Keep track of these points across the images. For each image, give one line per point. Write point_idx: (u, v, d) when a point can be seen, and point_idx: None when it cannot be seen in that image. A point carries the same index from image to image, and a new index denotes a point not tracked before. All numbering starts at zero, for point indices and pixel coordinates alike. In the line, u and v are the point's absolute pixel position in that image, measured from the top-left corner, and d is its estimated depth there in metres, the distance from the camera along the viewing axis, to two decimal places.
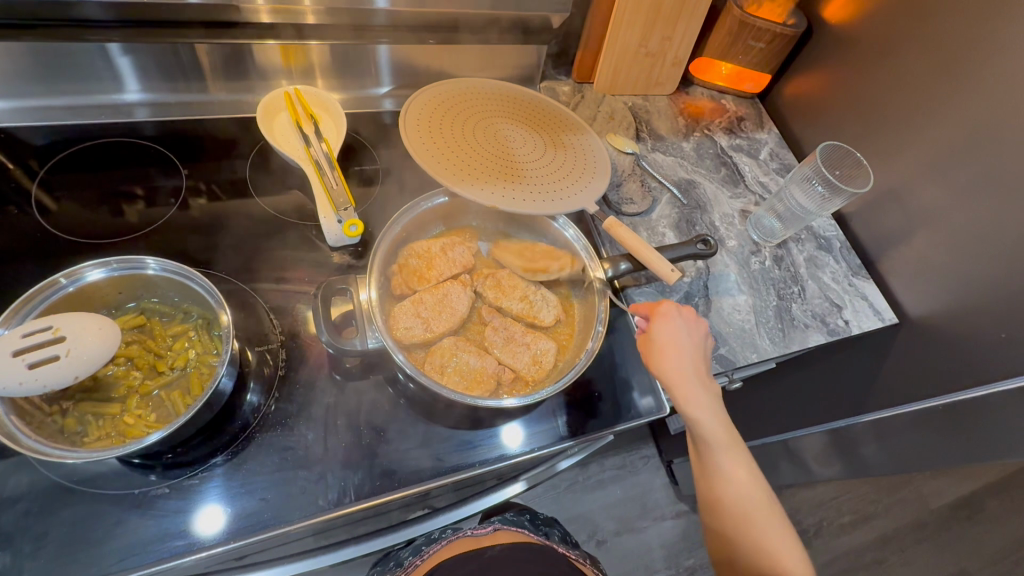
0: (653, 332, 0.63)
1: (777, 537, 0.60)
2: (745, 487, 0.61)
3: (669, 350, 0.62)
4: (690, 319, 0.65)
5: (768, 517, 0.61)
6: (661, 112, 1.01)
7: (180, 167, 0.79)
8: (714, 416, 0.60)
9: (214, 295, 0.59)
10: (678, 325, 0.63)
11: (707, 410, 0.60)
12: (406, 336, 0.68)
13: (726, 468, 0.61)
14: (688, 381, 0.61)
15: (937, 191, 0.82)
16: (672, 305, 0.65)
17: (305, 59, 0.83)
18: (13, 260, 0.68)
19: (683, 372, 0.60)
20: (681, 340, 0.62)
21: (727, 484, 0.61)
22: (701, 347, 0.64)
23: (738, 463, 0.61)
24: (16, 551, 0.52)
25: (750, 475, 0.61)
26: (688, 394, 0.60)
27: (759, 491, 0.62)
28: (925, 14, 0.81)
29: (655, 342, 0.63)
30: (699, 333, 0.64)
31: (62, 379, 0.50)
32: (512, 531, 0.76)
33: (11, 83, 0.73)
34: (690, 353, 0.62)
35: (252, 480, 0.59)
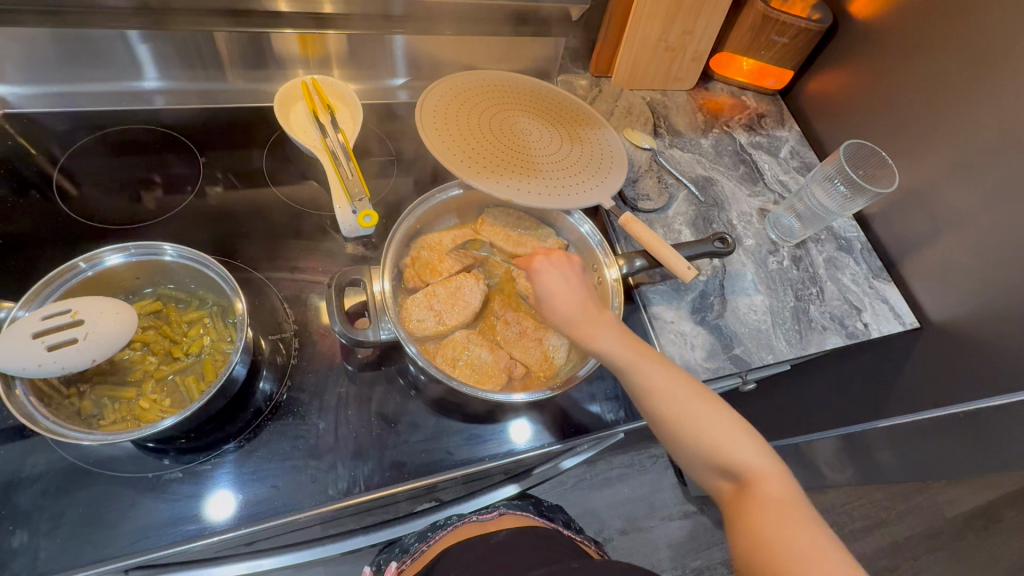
0: (535, 292, 0.59)
1: (723, 431, 0.54)
2: (668, 394, 0.56)
3: (559, 301, 0.59)
4: (562, 262, 0.61)
5: (710, 413, 0.55)
6: (679, 108, 1.00)
7: (198, 155, 0.79)
8: (615, 344, 0.57)
9: (228, 283, 0.59)
10: (554, 275, 0.59)
11: (608, 339, 0.57)
12: (418, 328, 0.68)
13: (642, 382, 0.56)
14: (585, 325, 0.58)
15: (964, 193, 0.80)
16: (540, 256, 0.60)
17: (322, 49, 0.83)
18: (35, 244, 0.69)
19: (574, 316, 0.58)
20: (564, 287, 0.59)
21: (653, 399, 0.56)
22: (576, 282, 0.60)
23: (654, 375, 0.56)
24: (33, 529, 0.53)
25: (670, 381, 0.56)
26: (591, 332, 0.58)
27: (690, 391, 0.56)
28: (957, 9, 0.79)
29: (538, 294, 0.59)
30: (576, 273, 0.61)
31: (79, 362, 0.51)
32: (517, 516, 0.77)
33: (35, 70, 0.74)
34: (577, 295, 0.59)
35: (264, 467, 0.59)
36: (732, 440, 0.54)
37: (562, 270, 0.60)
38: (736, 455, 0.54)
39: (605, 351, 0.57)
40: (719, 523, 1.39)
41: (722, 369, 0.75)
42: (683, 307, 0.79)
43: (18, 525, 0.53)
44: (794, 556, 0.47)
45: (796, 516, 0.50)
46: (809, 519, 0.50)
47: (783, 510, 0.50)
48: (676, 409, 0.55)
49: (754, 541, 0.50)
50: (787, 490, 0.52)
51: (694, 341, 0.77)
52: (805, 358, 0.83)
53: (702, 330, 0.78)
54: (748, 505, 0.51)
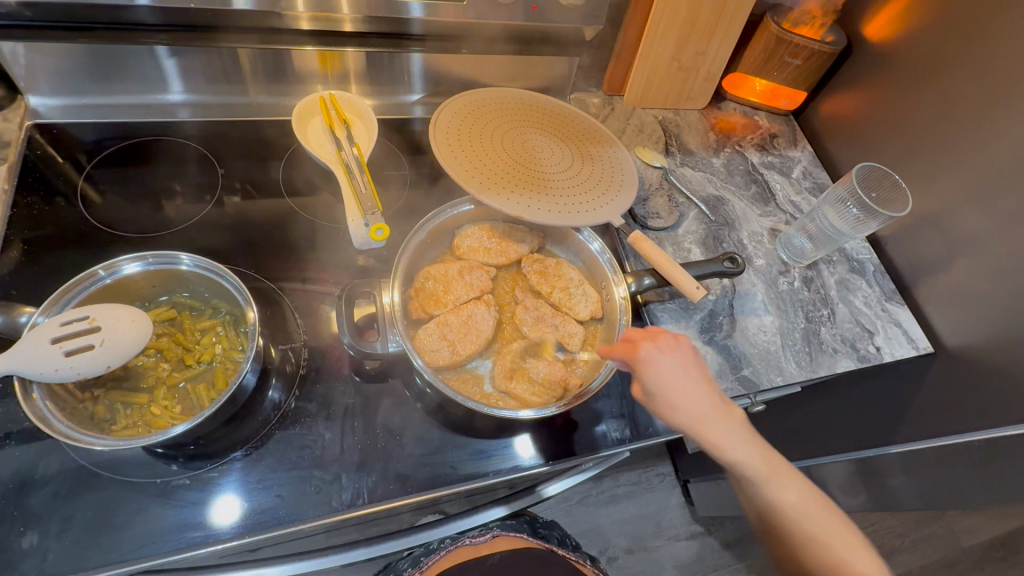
0: (647, 385, 0.55)
1: (846, 545, 0.53)
2: (801, 509, 0.53)
3: (676, 398, 0.54)
4: (671, 346, 0.57)
5: (832, 524, 0.54)
6: (691, 127, 1.00)
7: (217, 167, 0.81)
8: (746, 447, 0.53)
9: (242, 293, 0.60)
10: (665, 364, 0.56)
11: (734, 442, 0.53)
12: (433, 359, 0.67)
13: (776, 494, 0.53)
14: (707, 422, 0.54)
15: (979, 218, 0.79)
16: (647, 344, 0.57)
17: (341, 66, 0.85)
18: (57, 249, 0.71)
19: (696, 414, 0.54)
20: (680, 382, 0.55)
21: (785, 512, 0.53)
22: (700, 368, 0.56)
23: (790, 487, 0.53)
24: (43, 531, 0.54)
25: (800, 492, 0.54)
26: (714, 437, 0.53)
27: (818, 500, 0.54)
28: (972, 34, 0.79)
29: (656, 394, 0.55)
30: (690, 356, 0.57)
31: (94, 368, 0.52)
32: (512, 538, 0.76)
33: (65, 81, 0.77)
34: (695, 387, 0.55)
35: (270, 476, 0.60)
36: (865, 559, 0.53)
37: (675, 356, 0.56)
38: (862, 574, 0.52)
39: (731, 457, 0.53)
40: (727, 545, 1.36)
41: (730, 390, 0.74)
42: (692, 326, 0.79)
43: (28, 526, 0.54)
44: None
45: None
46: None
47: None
48: (810, 525, 0.53)
49: None
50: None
51: (702, 361, 0.76)
52: (816, 381, 0.82)
53: (711, 350, 0.77)
54: None
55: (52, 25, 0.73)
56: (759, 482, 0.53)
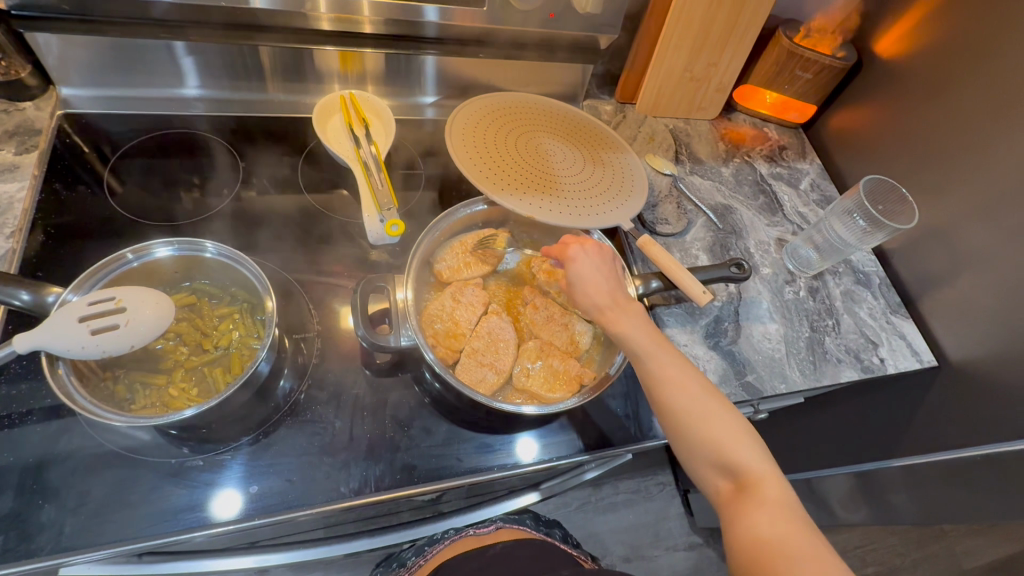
0: (568, 275, 0.63)
1: (732, 438, 0.55)
2: (685, 392, 0.57)
3: (591, 288, 0.62)
4: (596, 252, 0.64)
5: (719, 415, 0.56)
6: (701, 136, 1.02)
7: (238, 161, 0.83)
8: (640, 333, 0.59)
9: (261, 281, 0.62)
10: (588, 263, 0.63)
11: (633, 328, 0.59)
12: (484, 386, 0.68)
13: (661, 373, 0.58)
14: (611, 312, 0.61)
15: (986, 232, 0.80)
16: (577, 244, 0.64)
17: (360, 67, 0.87)
18: (82, 234, 0.73)
19: (601, 304, 0.61)
20: (596, 276, 0.62)
21: (668, 388, 0.57)
22: (613, 271, 0.64)
23: (672, 368, 0.58)
24: (61, 505, 0.55)
25: (686, 376, 0.58)
26: (616, 319, 0.60)
27: (706, 392, 0.57)
28: (982, 51, 0.80)
29: (571, 283, 0.63)
30: (606, 261, 0.64)
31: (119, 347, 0.53)
32: (514, 529, 0.79)
33: (91, 73, 0.79)
34: (604, 282, 0.62)
35: (280, 461, 0.61)
36: (742, 443, 0.55)
37: (596, 258, 0.63)
38: (733, 451, 0.54)
39: (627, 336, 0.60)
40: (726, 557, 1.36)
41: (733, 396, 0.75)
42: (697, 331, 0.80)
43: (47, 500, 0.55)
44: (763, 538, 0.50)
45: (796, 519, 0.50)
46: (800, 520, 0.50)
47: (779, 514, 0.51)
48: (693, 409, 0.56)
49: (748, 539, 0.50)
50: (786, 495, 0.52)
51: (707, 366, 0.77)
52: (820, 390, 0.82)
53: (715, 355, 0.78)
54: (749, 508, 0.52)
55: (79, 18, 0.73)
56: (642, 358, 0.59)
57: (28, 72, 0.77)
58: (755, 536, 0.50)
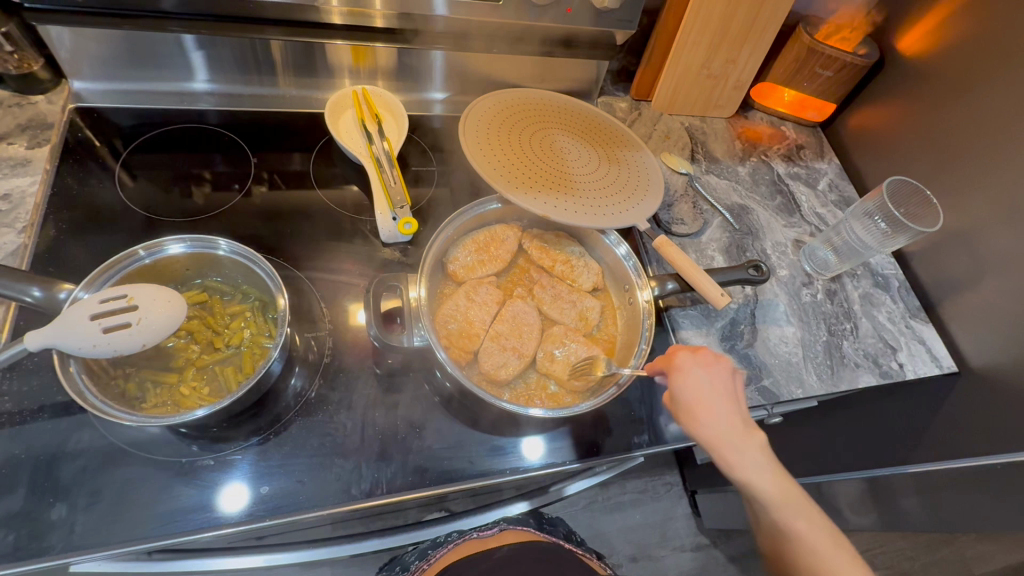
0: (675, 392, 0.56)
1: None
2: (806, 542, 0.52)
3: (700, 412, 0.55)
4: (708, 363, 0.57)
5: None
6: (717, 135, 1.00)
7: (249, 157, 0.82)
8: (762, 473, 0.52)
9: (274, 280, 0.61)
10: (698, 377, 0.56)
11: (754, 467, 0.52)
12: (506, 372, 0.68)
13: (786, 523, 0.53)
14: (728, 443, 0.53)
15: (1011, 238, 0.78)
16: (686, 353, 0.58)
17: (371, 62, 0.86)
18: (93, 230, 0.72)
19: (719, 432, 0.53)
20: (708, 395, 0.55)
21: (791, 539, 0.53)
22: (732, 390, 0.56)
23: (796, 517, 0.52)
24: (71, 504, 0.55)
25: (811, 527, 0.52)
26: (733, 457, 0.53)
27: (838, 542, 0.53)
28: (1010, 50, 0.78)
29: (681, 402, 0.56)
30: (725, 376, 0.57)
31: (130, 345, 0.53)
32: (519, 532, 0.75)
33: (102, 66, 0.79)
34: (721, 405, 0.55)
35: (291, 461, 0.60)
36: None
37: (710, 372, 0.57)
38: None
39: (745, 478, 0.52)
40: (733, 559, 1.35)
41: (749, 400, 0.74)
42: (712, 333, 0.78)
43: (57, 498, 0.55)
44: None
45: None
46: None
47: None
48: (814, 558, 0.52)
49: None
50: None
51: None
52: (837, 395, 0.81)
53: (730, 358, 0.77)
54: None
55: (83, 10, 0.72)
56: (774, 510, 0.52)
57: (40, 66, 0.77)
58: None
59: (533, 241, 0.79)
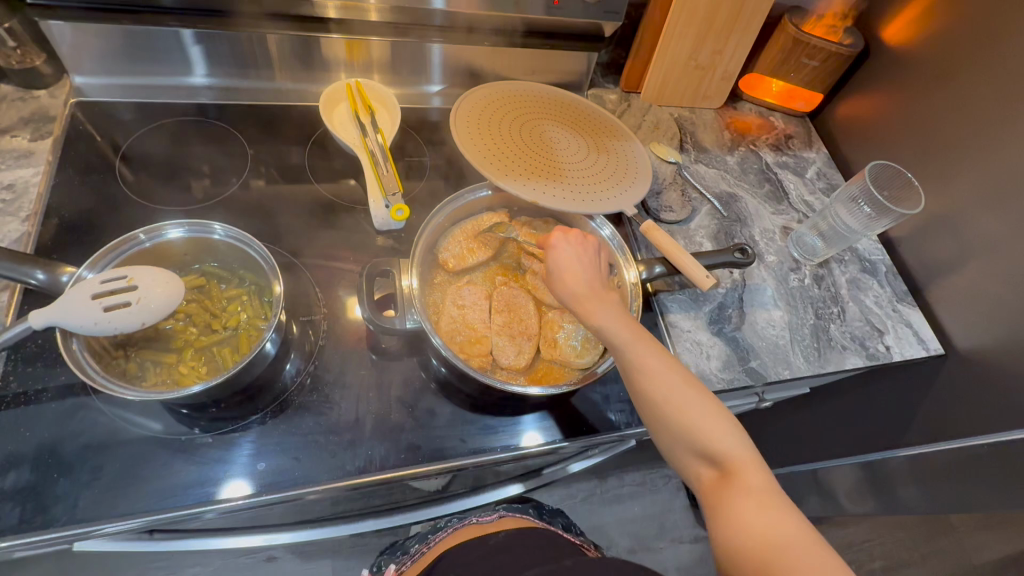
0: (549, 267, 0.60)
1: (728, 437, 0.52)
2: (663, 379, 0.54)
3: (569, 278, 0.58)
4: (578, 242, 0.61)
5: (689, 390, 0.54)
6: (706, 125, 1.02)
7: (246, 149, 0.84)
8: (614, 321, 0.56)
9: (269, 264, 0.63)
10: (567, 253, 0.60)
11: (608, 317, 0.56)
12: (505, 357, 0.69)
13: (636, 359, 0.55)
14: (589, 299, 0.58)
15: (994, 220, 0.79)
16: (557, 233, 0.61)
17: (366, 55, 0.87)
18: (95, 220, 0.74)
19: (580, 292, 0.58)
20: (578, 267, 0.59)
21: (645, 378, 0.54)
22: (595, 263, 0.61)
23: (648, 355, 0.55)
24: (75, 479, 0.56)
25: (666, 363, 0.55)
26: (592, 309, 0.57)
27: (681, 373, 0.55)
28: (991, 36, 0.79)
29: (551, 274, 0.59)
30: (589, 252, 0.61)
31: (130, 324, 0.55)
32: (518, 518, 0.77)
33: (103, 61, 0.81)
34: (586, 273, 0.59)
35: (287, 440, 0.62)
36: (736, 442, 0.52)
37: (576, 247, 0.60)
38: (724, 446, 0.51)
39: (602, 325, 0.57)
40: None
41: (737, 381, 0.75)
42: (701, 317, 0.80)
43: (61, 474, 0.56)
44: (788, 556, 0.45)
45: (779, 505, 0.48)
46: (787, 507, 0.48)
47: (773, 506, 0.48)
48: (670, 393, 0.53)
49: (738, 537, 0.47)
50: (771, 483, 0.50)
51: (710, 351, 0.77)
52: (825, 377, 0.82)
53: (719, 341, 0.78)
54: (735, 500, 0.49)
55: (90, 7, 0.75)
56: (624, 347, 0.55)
57: (42, 61, 0.79)
58: (758, 538, 0.46)
59: (523, 228, 0.79)
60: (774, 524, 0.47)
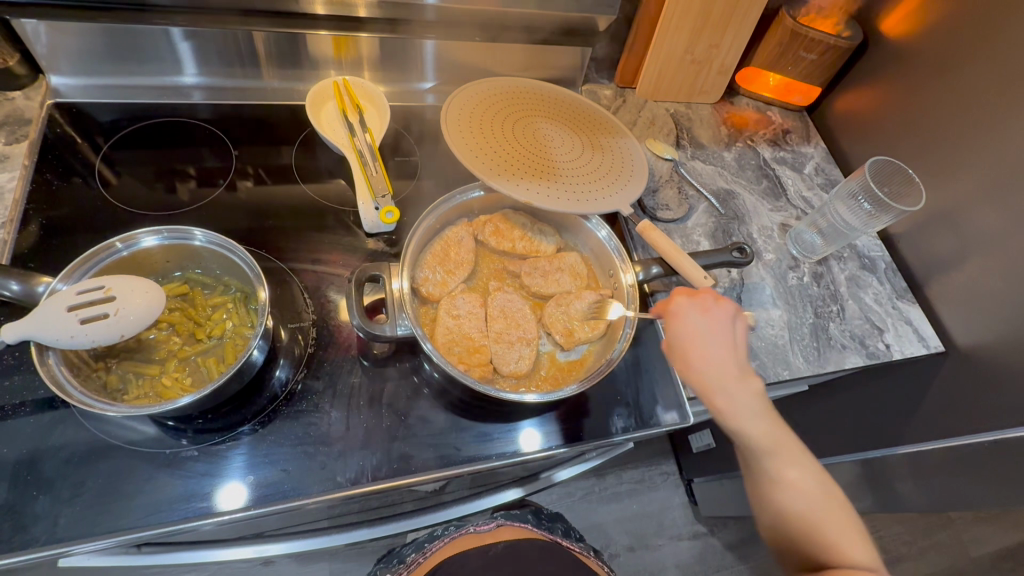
0: (671, 335, 0.58)
1: (851, 547, 0.53)
2: (801, 487, 0.54)
3: (692, 353, 0.56)
4: (706, 308, 0.58)
5: (817, 499, 0.55)
6: (703, 121, 1.00)
7: (232, 150, 0.82)
8: (751, 415, 0.54)
9: (253, 270, 0.61)
10: (696, 323, 0.58)
11: (743, 410, 0.54)
12: (501, 364, 0.68)
13: (772, 468, 0.55)
14: (715, 383, 0.55)
15: (995, 216, 0.78)
16: (682, 298, 0.59)
17: (355, 52, 0.85)
18: (75, 226, 0.72)
19: (706, 372, 0.55)
20: (703, 336, 0.57)
21: (780, 488, 0.55)
22: (730, 337, 0.57)
23: (786, 465, 0.54)
24: (55, 496, 0.55)
25: (803, 475, 0.55)
26: (722, 399, 0.55)
27: (816, 482, 0.55)
28: (991, 27, 0.78)
29: (676, 345, 0.57)
30: (721, 324, 0.58)
31: (108, 336, 0.53)
32: (516, 527, 0.76)
33: (81, 61, 0.78)
34: (716, 350, 0.56)
35: (276, 451, 0.60)
36: (858, 548, 0.54)
37: (706, 320, 0.58)
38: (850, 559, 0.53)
39: (738, 423, 0.54)
40: (729, 547, 1.36)
41: None
42: None
43: (41, 491, 0.55)
44: None
45: None
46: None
47: None
48: (802, 504, 0.54)
49: None
50: None
51: None
52: (825, 377, 0.81)
53: None
54: None
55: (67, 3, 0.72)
56: (757, 450, 0.55)
57: (17, 61, 0.76)
58: None
59: (494, 221, 0.78)
60: None
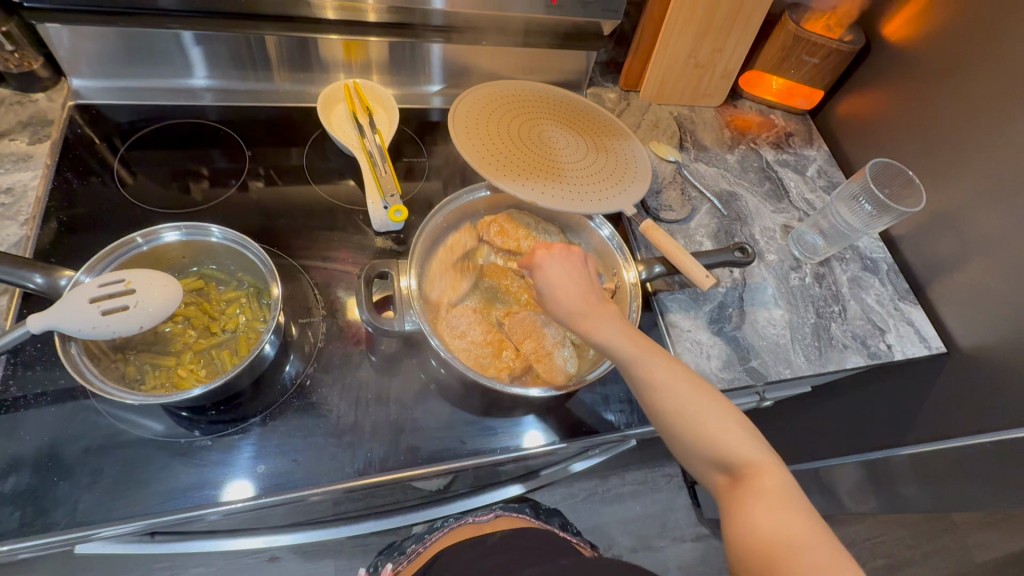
0: (538, 286, 0.58)
1: (730, 435, 0.53)
2: (672, 391, 0.55)
3: (561, 295, 0.57)
4: (563, 256, 0.59)
5: (701, 401, 0.54)
6: (706, 123, 1.01)
7: (245, 150, 0.84)
8: (617, 336, 0.56)
9: (267, 267, 0.63)
10: (553, 267, 0.59)
11: (610, 333, 0.56)
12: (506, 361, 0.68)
13: (647, 379, 0.55)
14: (580, 317, 0.57)
15: (996, 217, 0.79)
16: (541, 250, 0.59)
17: (364, 56, 0.87)
18: (93, 223, 0.74)
19: (571, 309, 0.57)
20: (562, 278, 0.58)
21: (655, 393, 0.55)
22: (585, 275, 0.60)
23: (656, 371, 0.55)
24: (75, 483, 0.56)
25: (677, 378, 0.55)
26: (591, 326, 0.57)
27: (687, 381, 0.55)
28: (992, 31, 0.79)
29: (540, 293, 0.58)
30: (574, 262, 0.60)
31: (128, 328, 0.55)
32: (513, 518, 0.78)
33: (100, 64, 0.81)
34: (574, 287, 0.58)
35: (287, 442, 0.62)
36: (743, 440, 0.53)
37: (562, 262, 0.59)
38: (732, 449, 0.53)
39: (606, 343, 0.56)
40: None
41: (737, 380, 0.75)
42: (701, 317, 0.80)
43: (61, 476, 0.56)
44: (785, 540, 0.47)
45: (794, 510, 0.49)
46: (802, 511, 0.49)
47: (778, 504, 0.49)
48: (680, 406, 0.54)
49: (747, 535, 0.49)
50: (785, 484, 0.51)
51: (710, 351, 0.77)
52: (826, 377, 0.82)
53: (719, 341, 0.78)
54: (745, 499, 0.50)
55: (88, 9, 0.75)
56: (632, 365, 0.56)
57: (40, 65, 0.80)
58: (762, 540, 0.48)
59: (499, 221, 0.79)
60: (780, 524, 0.48)
